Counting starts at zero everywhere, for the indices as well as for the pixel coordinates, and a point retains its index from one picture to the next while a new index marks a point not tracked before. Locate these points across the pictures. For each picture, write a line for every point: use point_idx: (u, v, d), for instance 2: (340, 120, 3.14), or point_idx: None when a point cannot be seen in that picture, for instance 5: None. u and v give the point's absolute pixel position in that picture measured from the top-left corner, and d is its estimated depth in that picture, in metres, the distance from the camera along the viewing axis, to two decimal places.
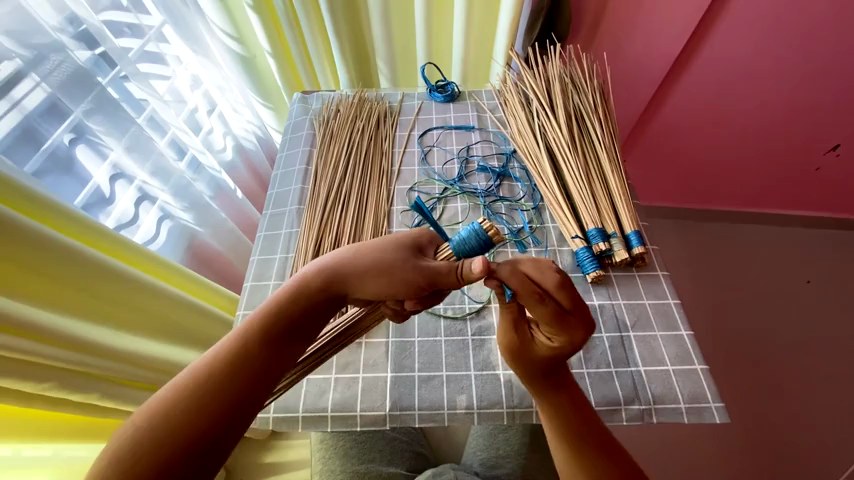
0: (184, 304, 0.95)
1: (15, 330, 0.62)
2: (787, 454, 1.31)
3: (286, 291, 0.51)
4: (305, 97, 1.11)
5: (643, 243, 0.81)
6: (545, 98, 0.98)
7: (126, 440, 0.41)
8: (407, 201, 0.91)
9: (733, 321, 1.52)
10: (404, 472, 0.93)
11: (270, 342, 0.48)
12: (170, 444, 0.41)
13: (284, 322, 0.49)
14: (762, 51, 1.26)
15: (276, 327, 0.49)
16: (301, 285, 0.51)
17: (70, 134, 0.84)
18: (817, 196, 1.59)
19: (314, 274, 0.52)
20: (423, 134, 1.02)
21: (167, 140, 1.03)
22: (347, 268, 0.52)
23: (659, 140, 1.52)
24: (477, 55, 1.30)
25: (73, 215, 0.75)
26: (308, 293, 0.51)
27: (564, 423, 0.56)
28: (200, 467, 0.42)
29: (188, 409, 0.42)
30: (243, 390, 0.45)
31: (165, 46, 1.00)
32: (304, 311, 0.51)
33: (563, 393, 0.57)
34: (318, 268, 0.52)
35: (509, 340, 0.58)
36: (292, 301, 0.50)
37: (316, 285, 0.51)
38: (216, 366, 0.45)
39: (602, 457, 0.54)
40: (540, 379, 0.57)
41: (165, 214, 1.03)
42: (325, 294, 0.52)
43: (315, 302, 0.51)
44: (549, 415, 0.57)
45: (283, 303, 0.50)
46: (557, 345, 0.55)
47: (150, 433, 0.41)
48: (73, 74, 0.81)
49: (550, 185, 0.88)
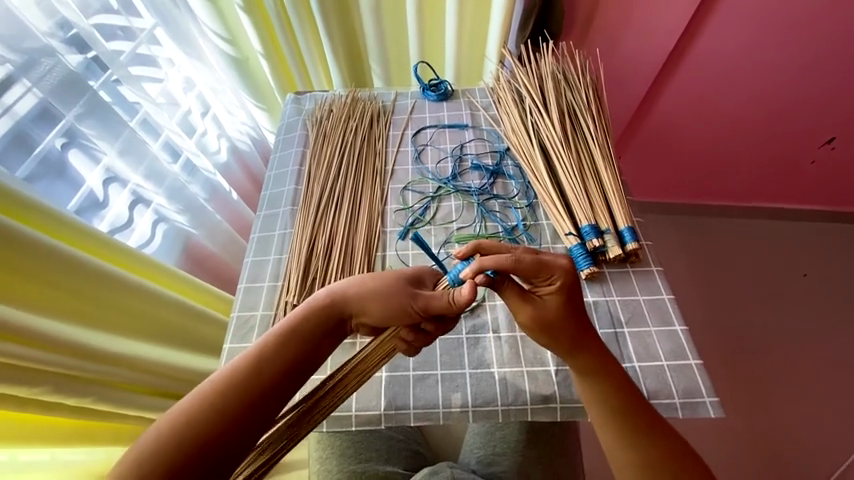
0: (180, 307, 0.95)
1: (8, 334, 0.62)
2: (784, 447, 1.32)
3: (297, 314, 0.59)
4: (299, 97, 1.11)
5: (637, 239, 0.81)
6: (538, 95, 0.98)
7: (145, 449, 0.48)
8: (401, 200, 0.91)
9: (730, 316, 1.52)
10: (401, 471, 0.93)
11: (280, 360, 0.55)
12: (189, 447, 0.48)
13: (293, 343, 0.57)
14: (756, 45, 1.26)
15: (284, 346, 0.56)
16: (310, 309, 0.60)
17: (62, 139, 0.83)
18: (813, 189, 1.60)
19: (322, 299, 0.61)
20: (416, 133, 1.02)
21: (161, 143, 1.03)
22: (352, 293, 0.61)
23: (654, 135, 1.52)
24: (471, 53, 1.29)
25: (66, 218, 0.75)
26: (315, 316, 0.59)
27: (604, 383, 0.62)
28: (211, 468, 0.49)
29: (205, 417, 0.50)
30: (254, 403, 0.52)
31: (157, 48, 1.00)
32: (312, 333, 0.58)
33: (599, 353, 0.63)
34: (328, 293, 0.61)
35: (527, 313, 0.61)
36: (301, 322, 0.58)
37: (323, 309, 0.60)
38: (230, 382, 0.52)
39: (631, 407, 0.62)
40: (577, 344, 0.62)
41: (159, 217, 1.03)
42: (330, 317, 0.60)
43: (321, 325, 0.59)
44: (587, 372, 0.63)
45: (295, 324, 0.58)
46: (559, 283, 0.60)
47: (166, 441, 0.48)
48: (64, 79, 0.81)
49: (543, 182, 0.88)
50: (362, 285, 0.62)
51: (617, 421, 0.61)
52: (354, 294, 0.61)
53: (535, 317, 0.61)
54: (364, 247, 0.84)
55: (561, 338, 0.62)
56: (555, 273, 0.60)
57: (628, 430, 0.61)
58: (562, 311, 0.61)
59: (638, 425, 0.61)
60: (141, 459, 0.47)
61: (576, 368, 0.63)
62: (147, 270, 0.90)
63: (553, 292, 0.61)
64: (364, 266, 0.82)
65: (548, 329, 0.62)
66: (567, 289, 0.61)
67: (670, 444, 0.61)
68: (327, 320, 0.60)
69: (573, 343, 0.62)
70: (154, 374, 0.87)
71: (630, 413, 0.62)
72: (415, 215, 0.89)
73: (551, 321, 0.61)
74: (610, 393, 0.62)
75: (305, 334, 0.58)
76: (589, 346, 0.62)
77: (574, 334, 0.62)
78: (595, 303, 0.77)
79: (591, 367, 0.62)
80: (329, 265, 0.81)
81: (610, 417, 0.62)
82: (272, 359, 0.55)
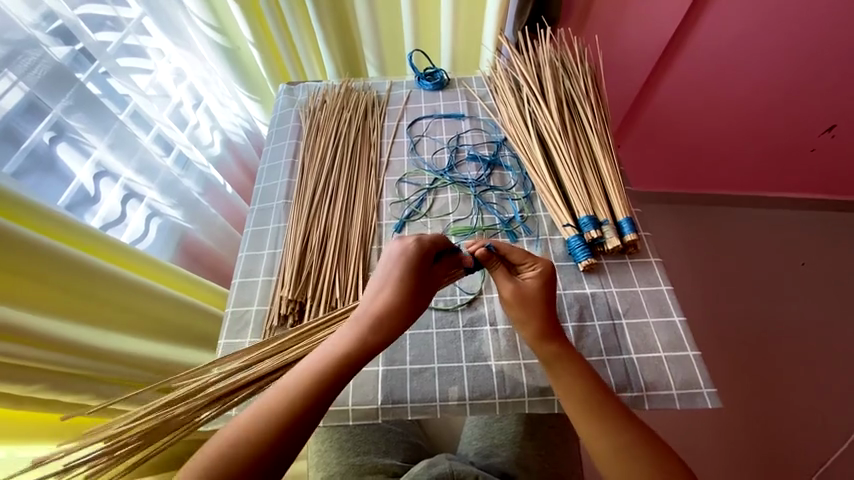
0: (179, 304, 0.94)
1: (8, 335, 0.63)
2: (780, 433, 1.34)
3: (346, 335, 0.60)
4: (291, 88, 1.08)
5: (636, 230, 0.79)
6: (536, 84, 0.96)
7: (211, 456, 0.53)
8: (396, 193, 0.90)
9: (727, 305, 1.53)
10: (400, 463, 0.93)
11: (326, 379, 0.57)
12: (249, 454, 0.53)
13: (339, 366, 0.58)
14: (761, 28, 1.22)
15: (332, 367, 0.58)
16: (357, 328, 0.60)
17: (50, 133, 0.81)
18: (813, 177, 1.58)
19: (366, 318, 0.60)
20: (412, 124, 1.00)
21: (152, 136, 1.01)
22: (393, 311, 0.61)
23: (654, 124, 1.50)
24: (466, 40, 1.26)
25: (47, 211, 0.72)
26: (362, 337, 0.60)
27: (577, 377, 0.63)
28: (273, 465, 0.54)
29: (264, 435, 0.54)
30: (302, 419, 0.55)
31: (145, 38, 0.98)
32: (363, 355, 0.59)
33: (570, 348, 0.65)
34: (371, 312, 0.61)
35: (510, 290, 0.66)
36: (351, 344, 0.59)
37: (372, 330, 0.60)
38: (280, 404, 0.56)
39: (603, 398, 0.62)
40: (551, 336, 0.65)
41: (153, 212, 1.01)
42: (383, 337, 0.60)
43: (370, 346, 0.60)
44: (562, 367, 0.64)
45: (344, 347, 0.59)
46: (540, 270, 0.67)
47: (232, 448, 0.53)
48: (52, 72, 0.79)
49: (541, 173, 0.86)
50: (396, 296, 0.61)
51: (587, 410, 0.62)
52: (395, 310, 0.61)
53: (516, 294, 0.66)
54: (359, 240, 0.83)
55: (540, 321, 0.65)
56: (537, 263, 0.68)
57: (601, 416, 0.61)
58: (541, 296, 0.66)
59: (609, 408, 0.62)
60: (207, 470, 0.52)
61: (548, 355, 0.64)
62: (142, 267, 0.88)
63: (535, 276, 0.67)
64: (360, 260, 0.81)
65: (524, 305, 0.65)
66: (546, 278, 0.67)
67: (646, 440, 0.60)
68: (378, 343, 0.60)
69: (546, 327, 0.65)
70: (148, 369, 0.86)
71: (603, 399, 0.62)
72: (412, 207, 0.87)
73: (529, 300, 0.66)
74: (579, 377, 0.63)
75: (351, 356, 0.59)
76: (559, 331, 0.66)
77: (547, 318, 0.65)
78: (592, 294, 0.76)
79: (560, 351, 0.64)
80: (324, 260, 0.80)
81: (579, 403, 0.62)
82: (319, 379, 0.57)
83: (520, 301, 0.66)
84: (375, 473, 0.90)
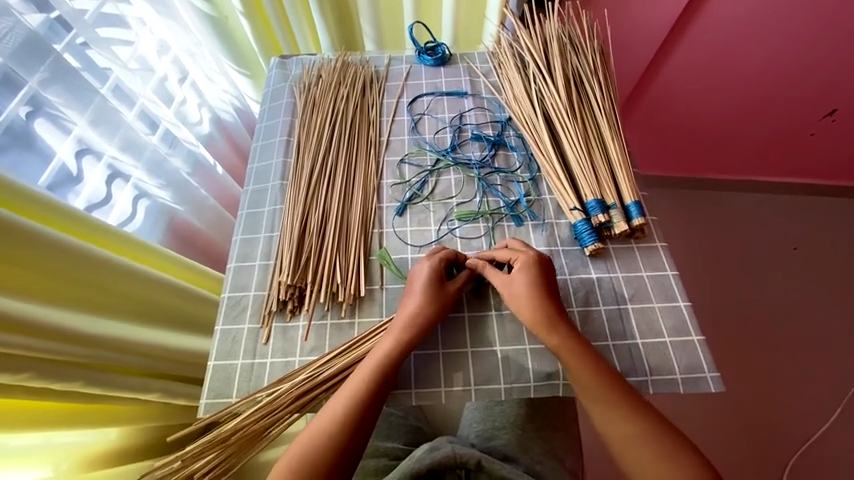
0: (180, 292, 0.92)
1: None
2: (767, 414, 1.38)
3: (384, 346, 0.65)
4: (284, 61, 1.02)
5: (644, 214, 0.78)
6: (543, 61, 0.91)
7: (287, 460, 0.61)
8: (398, 174, 0.86)
9: (721, 289, 1.55)
10: (401, 447, 0.95)
11: (372, 392, 0.63)
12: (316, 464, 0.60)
13: (379, 379, 0.64)
14: (771, 5, 1.17)
15: (376, 383, 0.63)
16: (394, 335, 0.66)
17: (26, 107, 0.75)
18: (812, 162, 1.56)
19: (399, 329, 0.66)
20: (412, 101, 0.95)
21: (136, 112, 0.94)
22: (421, 321, 0.67)
23: (658, 106, 1.47)
24: (469, 14, 1.21)
25: (52, 201, 0.71)
26: (400, 340, 0.66)
27: (594, 375, 0.63)
28: (345, 466, 0.61)
29: (323, 455, 0.61)
30: (359, 431, 0.62)
31: (126, 6, 0.91)
32: (402, 358, 0.65)
33: (579, 336, 0.66)
34: (402, 321, 0.67)
35: (522, 286, 0.68)
36: (392, 351, 0.65)
37: (407, 335, 0.66)
38: (335, 424, 0.62)
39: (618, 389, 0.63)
40: (559, 321, 0.66)
41: (140, 192, 0.95)
42: (417, 339, 0.66)
43: (406, 350, 0.66)
44: (579, 365, 0.63)
45: (386, 357, 0.64)
46: (536, 260, 0.69)
47: (299, 453, 0.61)
48: (25, 40, 0.73)
49: (548, 156, 0.84)
50: (424, 309, 0.67)
51: (592, 404, 0.63)
52: (423, 316, 0.67)
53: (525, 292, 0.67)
54: (359, 224, 0.80)
55: (536, 311, 0.66)
56: (521, 255, 0.70)
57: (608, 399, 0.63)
58: (540, 274, 0.68)
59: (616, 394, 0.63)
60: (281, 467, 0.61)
61: (556, 346, 0.65)
62: (147, 256, 0.88)
63: (531, 265, 0.69)
64: (361, 243, 0.78)
65: (536, 301, 0.67)
66: (543, 265, 0.70)
67: (643, 431, 0.62)
68: (412, 347, 0.66)
69: (547, 320, 0.66)
70: (142, 355, 0.83)
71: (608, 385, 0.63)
72: (413, 190, 0.84)
73: (536, 295, 0.67)
74: (586, 374, 0.63)
75: (395, 361, 0.65)
76: (563, 320, 0.66)
77: (548, 310, 0.66)
78: (599, 280, 0.75)
79: (571, 344, 0.64)
80: (324, 244, 0.77)
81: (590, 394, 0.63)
82: (368, 397, 0.63)
83: (530, 301, 0.67)
84: (377, 457, 0.93)
